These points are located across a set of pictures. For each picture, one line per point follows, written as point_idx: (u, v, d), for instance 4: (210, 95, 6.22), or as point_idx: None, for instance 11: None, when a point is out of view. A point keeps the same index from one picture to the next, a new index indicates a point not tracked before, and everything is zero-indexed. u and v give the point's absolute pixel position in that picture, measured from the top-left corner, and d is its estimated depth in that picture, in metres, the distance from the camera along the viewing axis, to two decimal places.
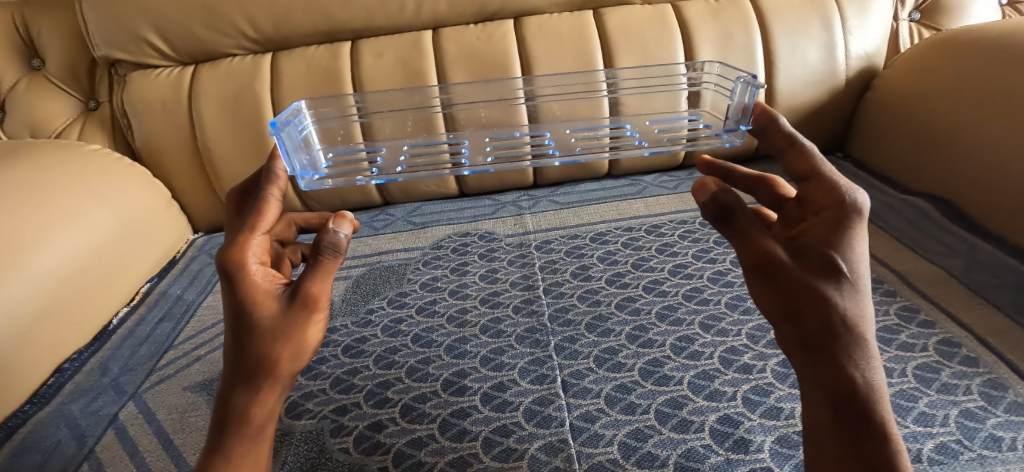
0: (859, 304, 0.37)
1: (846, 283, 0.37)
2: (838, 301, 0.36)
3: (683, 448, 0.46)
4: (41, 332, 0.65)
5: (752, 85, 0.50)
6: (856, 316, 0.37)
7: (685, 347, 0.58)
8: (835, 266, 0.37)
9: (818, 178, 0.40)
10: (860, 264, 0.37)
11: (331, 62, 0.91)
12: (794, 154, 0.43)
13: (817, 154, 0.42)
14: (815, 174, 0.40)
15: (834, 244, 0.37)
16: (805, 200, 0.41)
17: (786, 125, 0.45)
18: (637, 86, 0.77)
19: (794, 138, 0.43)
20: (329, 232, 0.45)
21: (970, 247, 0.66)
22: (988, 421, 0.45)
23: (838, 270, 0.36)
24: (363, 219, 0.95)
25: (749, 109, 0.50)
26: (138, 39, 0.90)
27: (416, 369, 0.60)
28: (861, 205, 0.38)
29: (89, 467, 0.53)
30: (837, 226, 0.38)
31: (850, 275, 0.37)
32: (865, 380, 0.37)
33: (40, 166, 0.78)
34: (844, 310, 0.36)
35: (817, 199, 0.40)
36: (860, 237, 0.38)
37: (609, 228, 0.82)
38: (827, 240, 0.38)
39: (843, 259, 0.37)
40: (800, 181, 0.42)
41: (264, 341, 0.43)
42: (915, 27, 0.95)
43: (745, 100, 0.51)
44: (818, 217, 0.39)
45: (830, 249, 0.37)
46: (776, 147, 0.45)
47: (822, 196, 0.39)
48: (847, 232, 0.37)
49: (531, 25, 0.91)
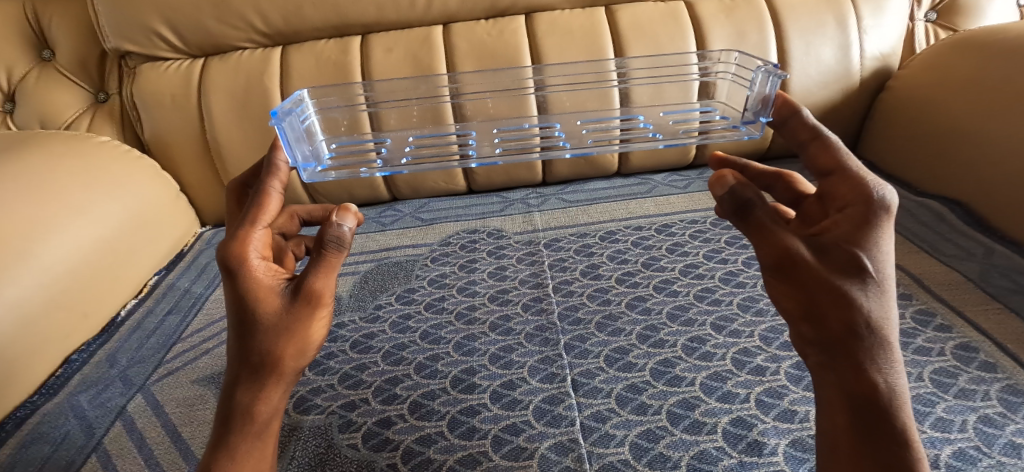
0: (884, 305, 0.36)
1: (872, 283, 0.36)
2: (862, 302, 0.36)
3: (696, 450, 0.46)
4: (51, 323, 0.65)
5: (774, 74, 0.49)
6: (880, 319, 0.36)
7: (698, 348, 0.57)
8: (861, 265, 0.36)
9: (845, 173, 0.40)
10: (886, 264, 0.37)
11: (341, 57, 0.90)
12: (818, 147, 0.42)
13: (842, 148, 0.41)
14: (841, 169, 0.40)
15: (860, 242, 0.37)
16: (828, 196, 0.41)
17: (809, 118, 0.44)
18: (650, 75, 0.77)
19: (818, 131, 0.43)
20: (332, 225, 0.44)
21: (986, 251, 0.65)
22: (1007, 427, 0.44)
23: (864, 269, 0.36)
24: (371, 215, 0.95)
25: (769, 100, 0.49)
26: (148, 31, 0.90)
27: (424, 366, 0.60)
28: (889, 202, 0.37)
29: (97, 458, 0.53)
30: (864, 223, 0.37)
31: (876, 275, 0.36)
32: (887, 384, 0.36)
33: (49, 157, 0.78)
34: (868, 312, 0.36)
35: (842, 195, 0.39)
36: (886, 236, 0.37)
37: (619, 226, 0.81)
38: (852, 238, 0.37)
39: (869, 258, 0.36)
40: (823, 176, 0.42)
41: (266, 337, 0.43)
42: (931, 27, 0.94)
43: (766, 89, 0.51)
44: (843, 213, 0.38)
45: (856, 247, 0.36)
46: (798, 140, 0.44)
47: (848, 193, 0.39)
48: (874, 230, 0.37)
49: (543, 21, 0.90)
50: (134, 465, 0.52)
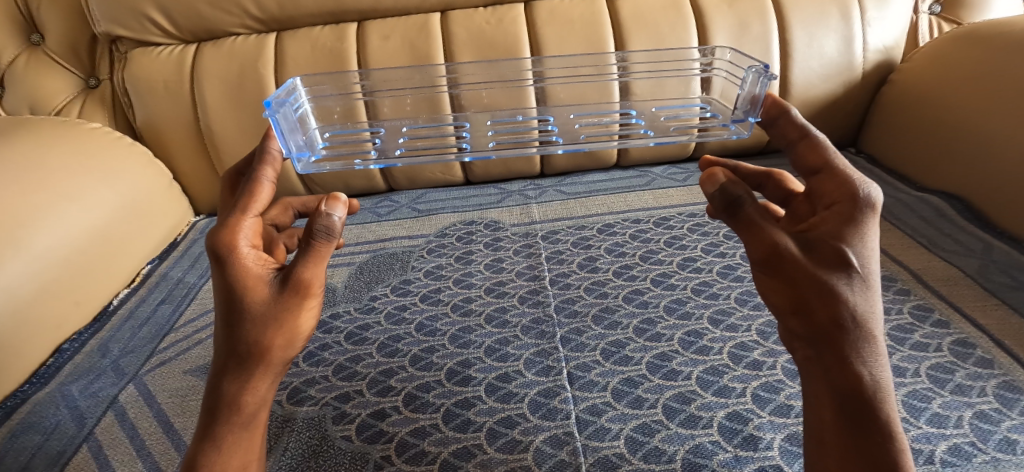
0: (870, 300, 0.36)
1: (858, 277, 0.36)
2: (848, 296, 0.35)
3: (691, 444, 0.46)
4: (42, 311, 0.64)
5: (765, 76, 0.47)
6: (865, 313, 0.36)
7: (694, 341, 0.57)
8: (846, 260, 0.36)
9: (831, 171, 0.40)
10: (871, 259, 0.36)
11: (337, 44, 0.89)
12: (805, 146, 0.42)
13: (829, 147, 0.41)
14: (829, 167, 0.40)
15: (846, 237, 0.37)
16: (817, 194, 0.41)
17: (798, 117, 0.45)
18: (650, 69, 0.73)
19: (806, 130, 0.43)
20: (322, 215, 0.43)
21: (985, 248, 0.65)
22: (1002, 424, 0.44)
23: (850, 264, 0.36)
24: (367, 205, 0.94)
25: (758, 101, 0.48)
26: (140, 16, 0.88)
27: (419, 358, 0.60)
28: (874, 200, 0.37)
29: (88, 449, 0.53)
30: (849, 219, 0.37)
31: (861, 270, 0.36)
32: (872, 378, 0.36)
33: (40, 143, 0.76)
34: (854, 306, 0.36)
35: (830, 192, 0.39)
36: (872, 232, 0.37)
37: (618, 219, 0.81)
38: (838, 233, 0.37)
39: (855, 253, 0.36)
40: (811, 173, 0.42)
41: (254, 327, 0.42)
42: (935, 20, 0.93)
43: (756, 90, 0.49)
44: (830, 210, 0.38)
45: (842, 243, 0.36)
46: (787, 139, 0.44)
47: (835, 190, 0.39)
48: (860, 226, 0.37)
49: (543, 10, 0.89)
50: (126, 456, 0.51)
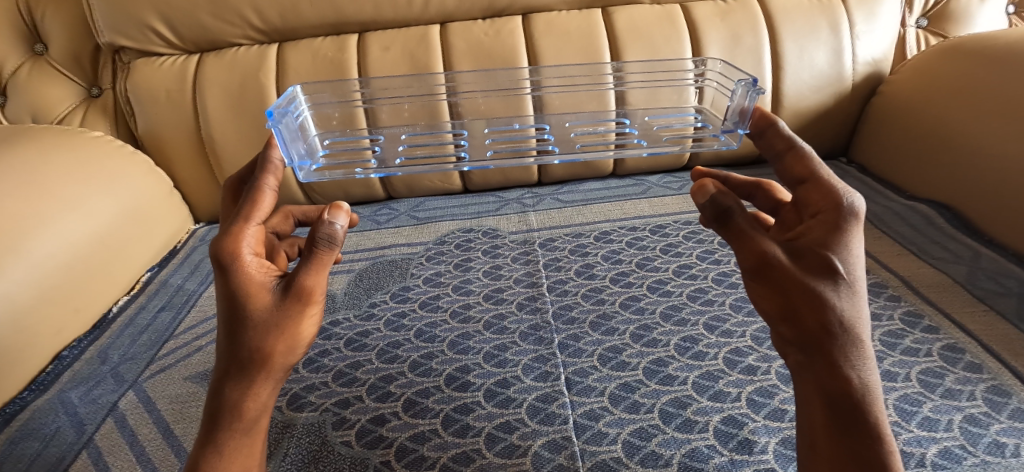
0: (856, 305, 0.37)
1: (845, 284, 0.37)
2: (836, 302, 0.36)
3: (687, 448, 0.46)
4: (42, 318, 0.65)
5: (753, 90, 0.49)
6: (853, 318, 0.37)
7: (690, 347, 0.57)
8: (833, 267, 0.37)
9: (817, 181, 0.41)
10: (857, 266, 0.38)
11: (338, 54, 0.90)
12: (792, 157, 0.44)
13: (815, 157, 0.43)
14: (814, 177, 0.41)
15: (832, 246, 0.38)
16: (803, 203, 0.42)
17: (785, 129, 0.46)
18: (645, 80, 0.77)
19: (793, 141, 0.44)
20: (324, 223, 0.44)
21: (974, 255, 0.66)
22: (991, 427, 0.45)
23: (836, 270, 0.37)
24: (366, 213, 0.95)
25: (747, 113, 0.50)
26: (143, 26, 0.89)
27: (419, 364, 0.60)
28: (858, 208, 0.39)
29: (87, 456, 0.53)
30: (835, 228, 0.38)
31: (848, 276, 0.37)
32: (861, 381, 0.37)
33: (42, 152, 0.77)
34: (842, 312, 0.37)
35: (816, 202, 0.41)
36: (857, 240, 0.38)
37: (615, 227, 0.82)
38: (824, 242, 0.38)
39: (841, 261, 0.37)
40: (798, 183, 0.43)
41: (257, 333, 0.43)
42: (922, 33, 0.95)
43: (745, 103, 0.50)
44: (817, 219, 0.40)
45: (828, 251, 0.37)
46: (775, 150, 0.46)
47: (821, 199, 0.40)
48: (845, 234, 0.38)
49: (540, 22, 0.90)
50: (126, 462, 0.52)
